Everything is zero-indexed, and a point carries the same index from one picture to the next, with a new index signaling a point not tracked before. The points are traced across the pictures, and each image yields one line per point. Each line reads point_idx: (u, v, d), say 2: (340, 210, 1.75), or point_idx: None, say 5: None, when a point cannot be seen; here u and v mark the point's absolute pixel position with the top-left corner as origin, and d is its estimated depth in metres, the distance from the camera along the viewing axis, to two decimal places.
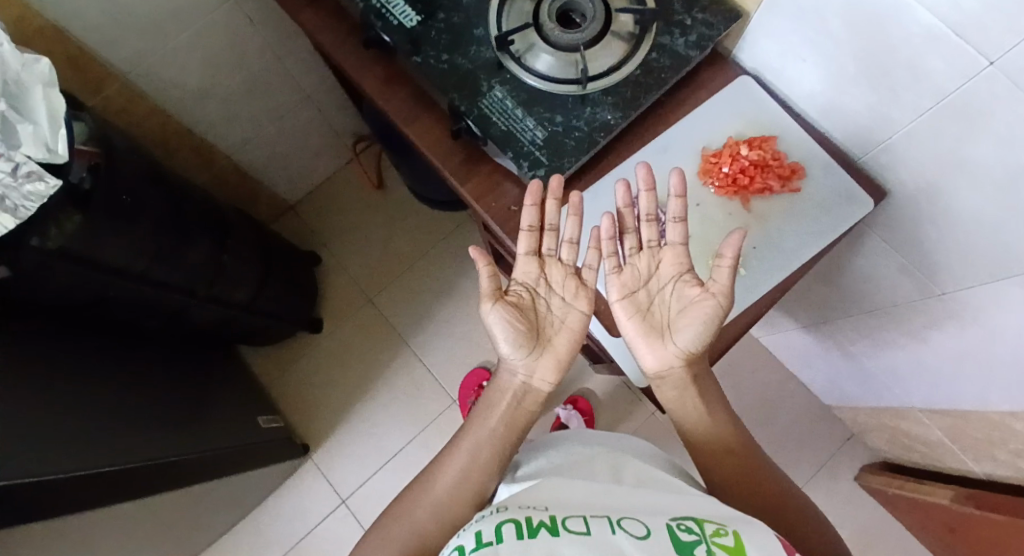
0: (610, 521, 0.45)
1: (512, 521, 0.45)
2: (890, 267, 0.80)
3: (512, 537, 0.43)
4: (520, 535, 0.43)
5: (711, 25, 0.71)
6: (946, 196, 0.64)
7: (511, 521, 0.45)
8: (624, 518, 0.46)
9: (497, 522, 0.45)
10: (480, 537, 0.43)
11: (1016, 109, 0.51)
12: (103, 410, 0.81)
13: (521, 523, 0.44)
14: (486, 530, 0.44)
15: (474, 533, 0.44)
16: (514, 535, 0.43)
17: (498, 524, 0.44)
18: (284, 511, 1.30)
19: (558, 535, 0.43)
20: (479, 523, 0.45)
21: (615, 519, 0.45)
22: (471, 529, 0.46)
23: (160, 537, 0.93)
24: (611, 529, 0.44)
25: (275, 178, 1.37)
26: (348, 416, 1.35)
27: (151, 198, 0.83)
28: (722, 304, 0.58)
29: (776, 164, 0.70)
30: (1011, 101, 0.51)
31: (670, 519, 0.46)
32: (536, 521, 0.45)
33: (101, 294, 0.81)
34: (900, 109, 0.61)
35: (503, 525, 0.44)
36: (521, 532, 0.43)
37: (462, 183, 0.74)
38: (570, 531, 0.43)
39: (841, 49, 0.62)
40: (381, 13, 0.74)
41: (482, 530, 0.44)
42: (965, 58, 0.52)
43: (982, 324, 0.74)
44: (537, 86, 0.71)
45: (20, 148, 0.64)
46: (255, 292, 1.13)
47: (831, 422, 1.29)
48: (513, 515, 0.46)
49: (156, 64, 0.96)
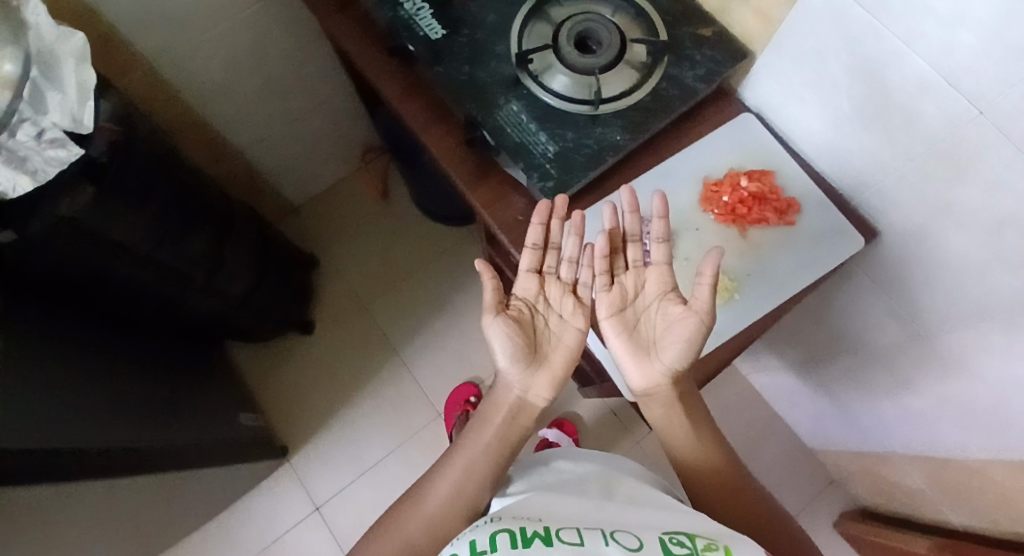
0: (603, 533, 0.45)
1: (506, 531, 0.45)
2: (878, 310, 0.83)
3: (507, 545, 0.43)
4: (515, 545, 0.43)
5: (718, 62, 0.75)
6: (934, 241, 0.67)
7: (505, 531, 0.45)
8: (617, 531, 0.46)
9: (491, 532, 0.45)
10: (475, 545, 0.44)
11: (1002, 153, 0.55)
12: (90, 390, 0.80)
13: (516, 533, 0.45)
14: (481, 538, 0.45)
15: (468, 541, 0.45)
16: (508, 544, 0.43)
17: (493, 533, 0.45)
18: (255, 514, 1.28)
19: (552, 545, 0.44)
20: (473, 532, 0.46)
21: (608, 532, 0.46)
22: (465, 538, 0.46)
23: (130, 523, 0.92)
24: (604, 541, 0.44)
25: (284, 179, 1.40)
26: (331, 421, 1.34)
27: (163, 177, 0.85)
28: (705, 322, 0.60)
29: (773, 197, 0.73)
30: (998, 148, 0.55)
31: (662, 534, 0.47)
32: (530, 531, 0.45)
33: (104, 269, 0.82)
34: (893, 151, 0.64)
35: (498, 534, 0.45)
36: (516, 541, 0.44)
37: (470, 190, 0.76)
38: (564, 542, 0.44)
39: (841, 94, 0.66)
40: (409, 24, 0.78)
41: (476, 540, 0.45)
42: (954, 104, 0.56)
43: (964, 369, 0.76)
44: (552, 103, 0.74)
45: (47, 114, 0.66)
46: (253, 285, 1.14)
47: (813, 466, 1.30)
48: (506, 525, 0.46)
49: (182, 55, 0.99)
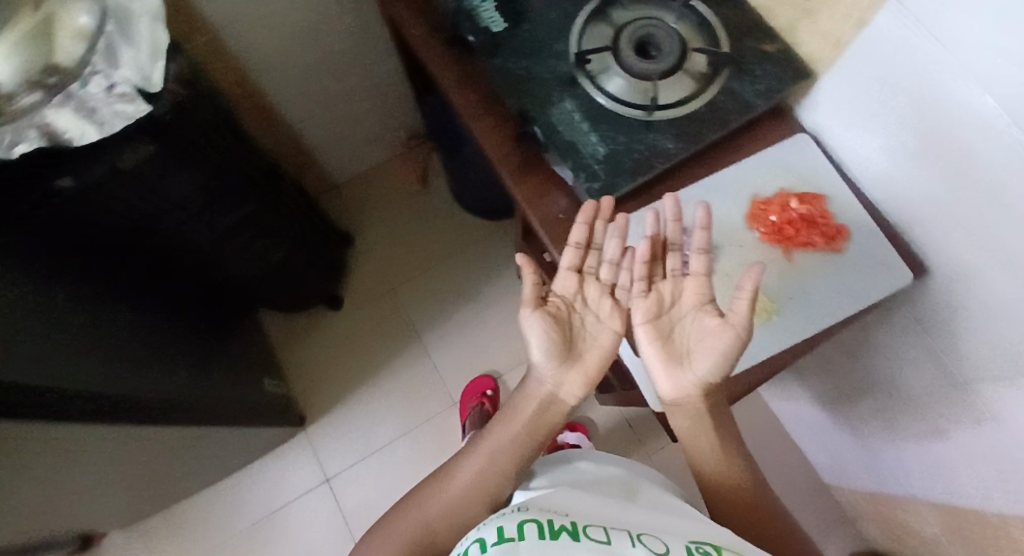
0: (630, 535, 0.45)
1: (534, 521, 0.45)
2: (917, 350, 0.81)
3: (534, 536, 0.44)
4: (542, 536, 0.44)
5: (779, 80, 0.73)
6: (983, 285, 0.65)
7: (532, 521, 0.45)
8: (644, 534, 0.46)
9: (519, 521, 0.45)
10: (502, 532, 0.44)
11: None
12: (124, 338, 0.83)
13: (543, 524, 0.45)
14: (508, 526, 0.45)
15: (496, 528, 0.45)
16: (535, 535, 0.44)
17: (521, 522, 0.45)
18: (266, 478, 1.31)
19: (579, 540, 0.44)
20: (500, 519, 0.46)
21: (635, 534, 0.46)
22: (492, 523, 0.46)
23: (148, 471, 0.95)
24: (631, 542, 0.44)
25: (329, 155, 1.42)
26: (349, 397, 1.36)
27: (221, 141, 0.87)
28: (741, 336, 0.59)
29: (823, 222, 0.72)
30: None
31: (688, 541, 0.46)
32: (557, 524, 0.45)
33: (151, 220, 0.85)
34: (951, 190, 0.63)
35: (526, 524, 0.45)
36: (544, 533, 0.44)
37: (515, 183, 0.76)
38: (590, 539, 0.44)
39: (904, 125, 0.64)
40: (472, 15, 0.79)
41: (503, 526, 0.45)
42: (1003, 135, 0.53)
43: (997, 420, 0.74)
44: (606, 105, 0.73)
45: (118, 69, 0.69)
46: (290, 255, 1.16)
47: (827, 501, 1.27)
48: (534, 515, 0.46)
49: (247, 25, 1.01)
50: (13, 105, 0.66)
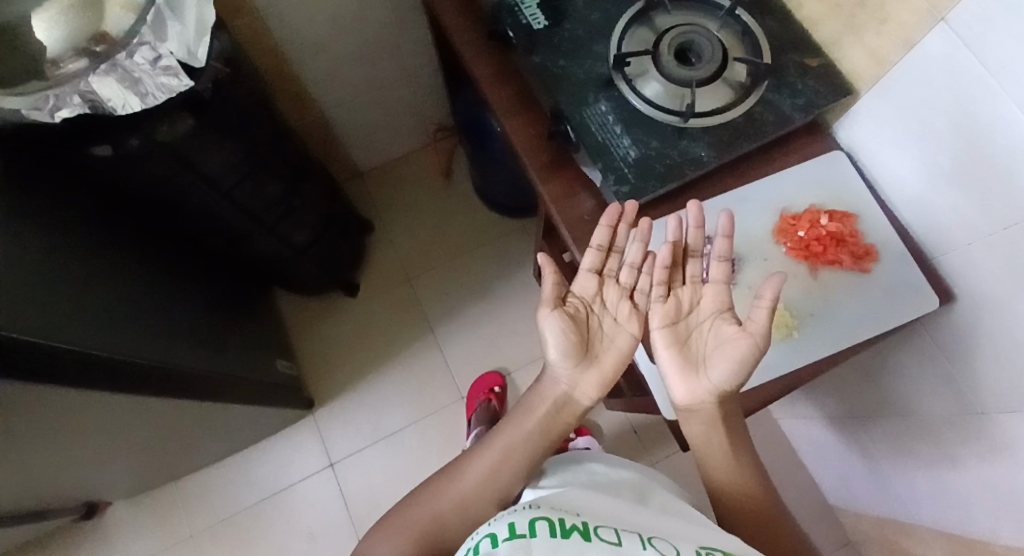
0: (641, 537, 0.45)
1: (545, 519, 0.45)
2: (936, 377, 0.80)
3: (546, 534, 0.44)
4: (554, 533, 0.44)
5: (819, 94, 0.73)
6: (1011, 316, 0.64)
7: (544, 519, 0.45)
8: (655, 538, 0.46)
9: (531, 517, 0.45)
10: (514, 528, 0.44)
11: None
12: (145, 309, 0.84)
13: (554, 522, 0.45)
14: (520, 522, 0.45)
15: (508, 523, 0.45)
16: (546, 532, 0.44)
17: (532, 519, 0.45)
18: (272, 457, 1.32)
19: (590, 540, 0.44)
20: (512, 515, 0.46)
21: (646, 537, 0.46)
22: (503, 518, 0.46)
23: (159, 440, 0.96)
24: (643, 545, 0.44)
25: (357, 142, 1.42)
26: (359, 383, 1.37)
27: (256, 120, 0.89)
28: (758, 346, 0.58)
29: (852, 241, 0.71)
30: None
31: (699, 547, 0.46)
32: (568, 523, 0.45)
33: (183, 194, 0.86)
34: (985, 216, 0.62)
35: (538, 521, 0.45)
36: (555, 531, 0.44)
37: (543, 182, 0.77)
38: (601, 539, 0.44)
39: (943, 148, 0.64)
40: (513, 11, 0.79)
41: (515, 522, 0.45)
42: None
43: (1012, 453, 0.73)
44: (640, 108, 0.73)
45: (165, 42, 0.69)
46: (312, 238, 1.17)
47: (831, 524, 1.26)
48: (545, 513, 0.46)
49: (289, 8, 1.02)
50: (57, 71, 0.63)
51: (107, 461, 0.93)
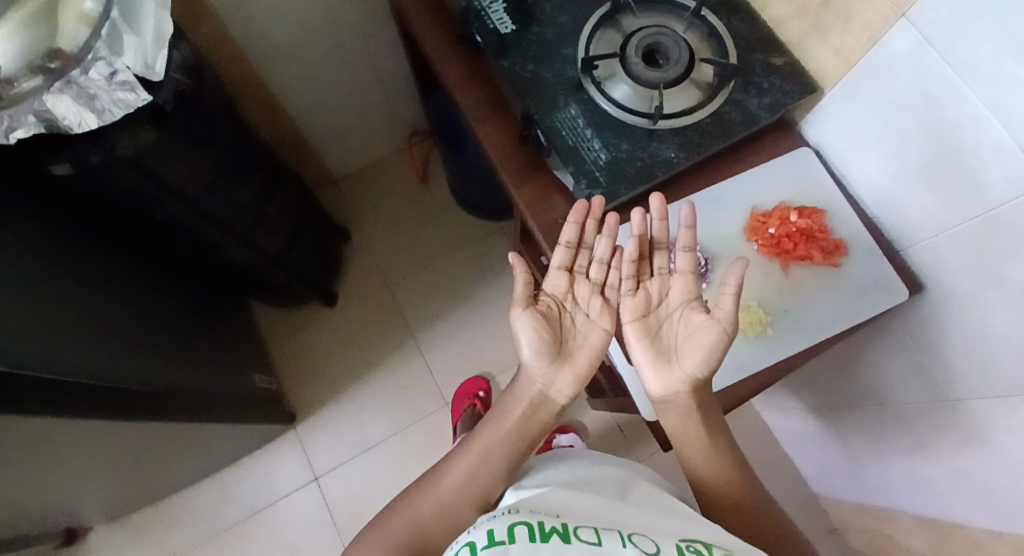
0: (621, 535, 0.45)
1: (524, 523, 0.45)
2: (909, 367, 0.81)
3: (525, 539, 0.43)
4: (533, 538, 0.43)
5: (785, 93, 0.74)
6: (978, 308, 0.65)
7: (523, 523, 0.45)
8: (635, 534, 0.46)
9: (510, 523, 0.45)
10: (493, 535, 0.44)
11: None
12: (118, 328, 0.83)
13: (534, 526, 0.45)
14: (498, 529, 0.44)
15: (487, 530, 0.45)
16: (525, 538, 0.43)
17: (511, 525, 0.45)
18: (254, 473, 1.30)
19: (570, 542, 0.44)
20: (491, 521, 0.46)
21: (626, 534, 0.46)
22: (483, 526, 0.46)
23: (136, 462, 0.94)
24: (622, 543, 0.44)
25: (330, 148, 1.41)
26: (340, 395, 1.35)
27: (221, 130, 0.87)
28: (727, 332, 0.59)
29: (822, 237, 0.72)
30: None
31: (679, 540, 0.46)
32: (547, 526, 0.45)
33: (152, 208, 0.85)
34: (953, 211, 0.63)
35: (516, 526, 0.44)
36: (534, 535, 0.44)
37: (517, 187, 0.76)
38: (581, 540, 0.44)
39: (908, 145, 0.65)
40: (480, 15, 0.78)
41: (494, 529, 0.45)
42: (1008, 148, 0.54)
43: (985, 439, 0.74)
44: (610, 112, 0.73)
45: (121, 55, 0.67)
46: (286, 247, 1.16)
47: (815, 513, 1.28)
48: (524, 517, 0.46)
49: (253, 15, 1.00)
50: (11, 91, 0.62)
51: (82, 486, 0.91)
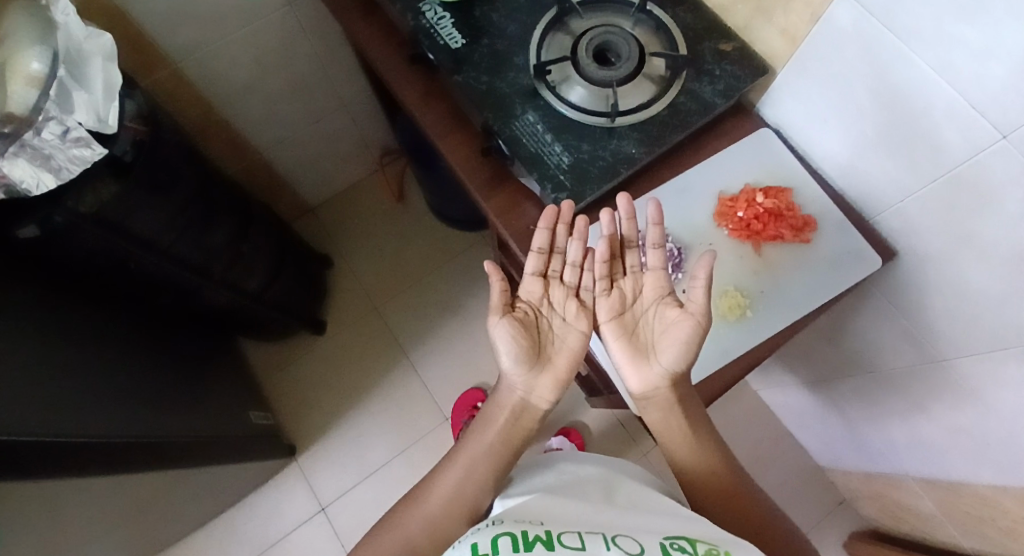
0: (604, 538, 0.45)
1: (508, 534, 0.45)
2: (894, 331, 0.82)
3: (509, 549, 0.43)
4: (516, 548, 0.43)
5: (737, 77, 0.74)
6: (952, 265, 0.66)
7: (506, 534, 0.45)
8: (619, 536, 0.46)
9: (493, 535, 0.45)
10: (477, 549, 0.43)
11: (1007, 157, 0.54)
12: (103, 381, 0.82)
13: (517, 536, 0.45)
14: (482, 542, 0.44)
15: (471, 544, 0.44)
16: (509, 548, 0.43)
17: (495, 537, 0.44)
18: (261, 511, 1.29)
19: (553, 549, 0.44)
20: (475, 535, 0.45)
21: (610, 536, 0.46)
22: (467, 540, 0.45)
23: (139, 515, 0.93)
24: (606, 545, 0.44)
25: (302, 178, 1.41)
26: (339, 423, 1.35)
27: (185, 176, 0.87)
28: (701, 325, 0.59)
29: (790, 215, 0.72)
30: (1007, 163, 0.54)
31: (663, 538, 0.47)
32: (531, 535, 0.45)
33: (125, 261, 0.85)
34: (915, 175, 0.64)
35: (500, 537, 0.44)
36: (518, 545, 0.44)
37: (485, 199, 0.76)
38: (565, 546, 0.44)
39: (862, 114, 0.66)
40: (430, 33, 0.79)
41: (478, 542, 0.44)
42: (958, 108, 0.55)
43: (978, 395, 0.75)
44: (568, 115, 0.74)
45: (72, 113, 0.67)
46: (267, 283, 1.16)
47: (823, 485, 1.28)
48: (508, 528, 0.46)
49: (206, 55, 1.00)
50: None
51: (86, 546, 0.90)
